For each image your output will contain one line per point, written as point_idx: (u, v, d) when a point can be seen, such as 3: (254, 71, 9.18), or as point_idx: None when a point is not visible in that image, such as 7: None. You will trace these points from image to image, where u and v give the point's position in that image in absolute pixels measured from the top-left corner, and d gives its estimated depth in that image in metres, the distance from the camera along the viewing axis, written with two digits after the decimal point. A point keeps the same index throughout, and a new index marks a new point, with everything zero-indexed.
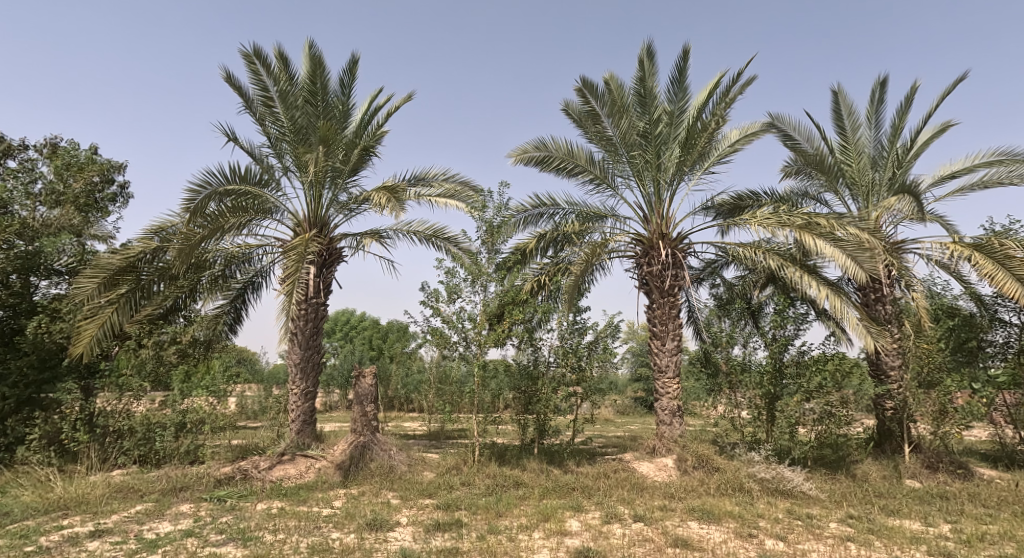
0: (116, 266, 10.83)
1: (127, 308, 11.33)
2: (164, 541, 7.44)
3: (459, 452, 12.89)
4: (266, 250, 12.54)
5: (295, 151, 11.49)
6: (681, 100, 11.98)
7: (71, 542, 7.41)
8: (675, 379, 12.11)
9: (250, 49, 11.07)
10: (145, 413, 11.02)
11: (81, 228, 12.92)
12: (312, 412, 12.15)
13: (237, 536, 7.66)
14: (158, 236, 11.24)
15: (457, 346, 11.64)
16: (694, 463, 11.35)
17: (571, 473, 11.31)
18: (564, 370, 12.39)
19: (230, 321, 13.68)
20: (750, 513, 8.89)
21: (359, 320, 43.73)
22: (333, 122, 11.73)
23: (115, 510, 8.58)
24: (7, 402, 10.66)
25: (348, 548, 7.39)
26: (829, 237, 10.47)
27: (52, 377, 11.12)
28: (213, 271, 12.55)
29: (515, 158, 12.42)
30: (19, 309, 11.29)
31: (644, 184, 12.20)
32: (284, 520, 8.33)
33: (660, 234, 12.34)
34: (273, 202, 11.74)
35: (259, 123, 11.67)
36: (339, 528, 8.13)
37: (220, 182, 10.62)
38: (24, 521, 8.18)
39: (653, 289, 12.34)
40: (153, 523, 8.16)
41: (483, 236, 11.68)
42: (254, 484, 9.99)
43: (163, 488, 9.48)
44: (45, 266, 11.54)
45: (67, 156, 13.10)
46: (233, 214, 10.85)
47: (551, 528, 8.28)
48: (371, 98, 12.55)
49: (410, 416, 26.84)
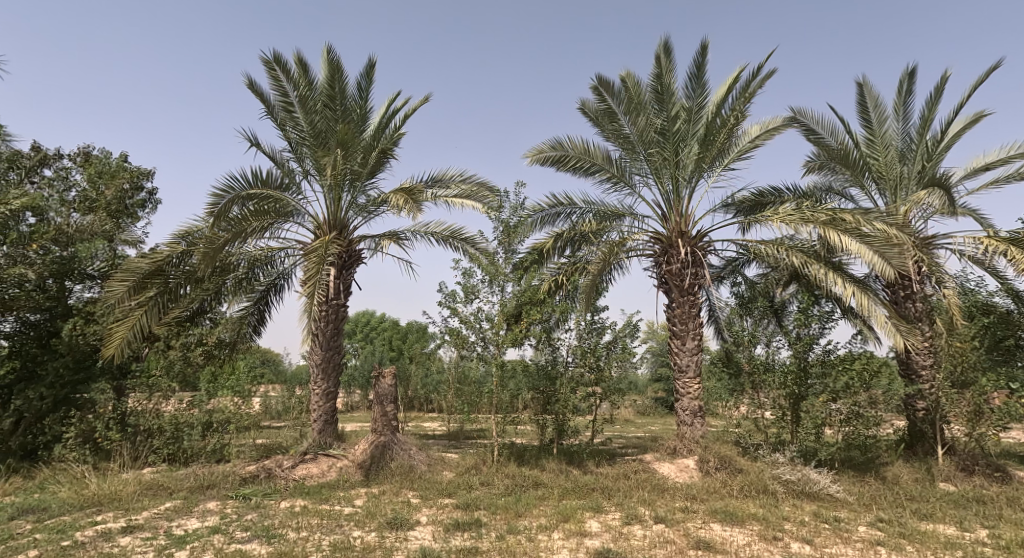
0: (146, 269, 10.96)
1: (155, 311, 11.38)
2: (191, 537, 7.48)
3: (479, 451, 12.80)
4: (288, 251, 12.63)
5: (315, 155, 11.55)
6: (699, 95, 11.83)
7: (105, 538, 7.47)
8: (696, 379, 11.96)
9: (270, 56, 11.15)
10: (174, 413, 11.17)
11: (115, 235, 13.01)
12: (334, 412, 12.16)
13: (262, 533, 7.66)
14: (185, 240, 11.38)
15: (475, 345, 11.76)
16: (716, 464, 11.16)
17: (590, 474, 11.16)
18: (583, 370, 12.32)
19: (254, 322, 13.69)
20: (775, 516, 8.71)
21: (377, 321, 43.79)
22: (351, 125, 11.72)
23: (147, 506, 8.65)
24: (45, 401, 10.87)
25: (369, 547, 7.33)
26: (855, 232, 10.24)
27: (87, 377, 11.33)
28: (238, 274, 12.54)
29: (532, 158, 12.39)
30: (55, 312, 11.54)
31: (662, 182, 12.06)
32: (307, 518, 8.32)
33: (679, 232, 12.21)
34: (295, 205, 11.76)
35: (280, 129, 11.72)
36: (360, 527, 8.09)
37: (243, 186, 10.69)
38: (62, 516, 8.28)
39: (672, 288, 12.22)
40: (182, 520, 8.20)
41: (499, 236, 11.80)
42: (278, 482, 10.03)
43: (191, 485, 9.54)
44: (78, 270, 11.70)
45: (100, 163, 13.27)
46: (256, 218, 10.88)
47: (573, 529, 8.18)
48: (388, 101, 12.50)
49: (430, 416, 26.87)
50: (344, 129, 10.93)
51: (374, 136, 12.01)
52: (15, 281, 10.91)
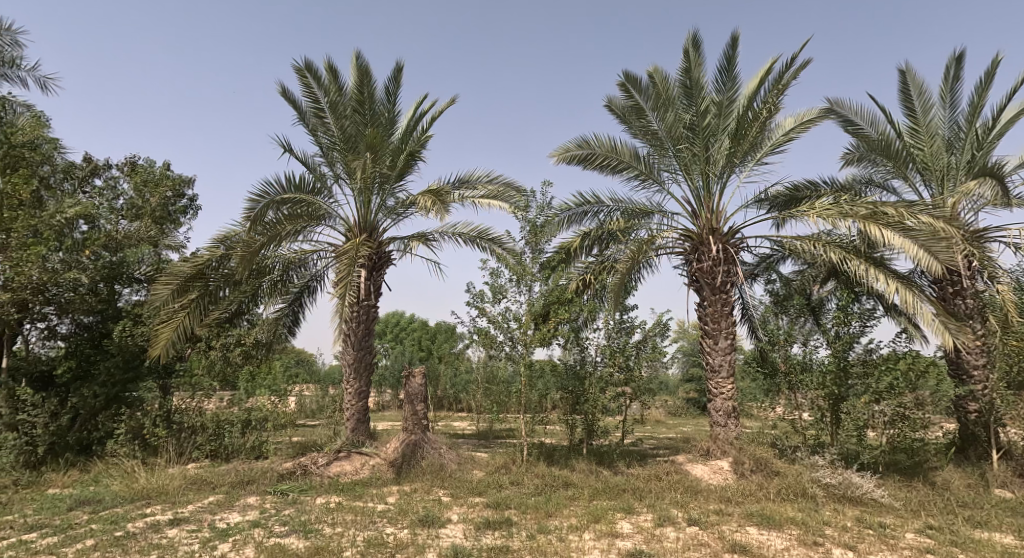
0: (188, 273, 11.00)
1: (196, 313, 11.61)
2: (233, 530, 7.56)
3: (508, 451, 12.63)
4: (320, 254, 12.67)
5: (345, 159, 11.57)
6: (730, 89, 11.49)
7: (154, 529, 7.64)
8: (729, 379, 11.63)
9: (301, 63, 11.23)
10: (215, 411, 11.65)
11: (160, 240, 13.37)
12: (366, 411, 12.12)
13: (299, 528, 7.69)
14: (224, 244, 11.16)
15: (503, 345, 11.57)
16: (751, 466, 10.81)
17: (621, 475, 10.90)
18: (612, 370, 11.98)
19: (290, 321, 13.79)
20: (815, 520, 8.36)
21: (406, 322, 44.04)
22: (380, 129, 11.69)
23: (192, 500, 8.84)
24: (98, 399, 11.11)
25: (402, 543, 7.27)
26: (898, 226, 9.81)
27: (136, 376, 11.55)
28: (273, 276, 12.61)
29: (557, 157, 12.16)
30: (106, 314, 11.70)
31: (692, 178, 11.76)
32: (342, 514, 8.29)
33: (710, 229, 11.87)
34: (326, 209, 11.80)
35: (312, 134, 11.80)
36: (393, 523, 8.03)
37: (277, 191, 10.75)
38: (113, 508, 8.53)
39: (704, 286, 11.90)
40: (225, 513, 8.30)
41: (526, 236, 11.67)
42: (314, 479, 10.08)
43: (233, 480, 9.70)
44: (127, 274, 11.92)
45: (146, 172, 13.66)
46: (290, 221, 11.03)
47: (603, 529, 7.97)
48: (416, 104, 12.44)
49: (459, 416, 26.85)
50: (373, 133, 10.88)
51: (402, 139, 11.95)
52: (69, 285, 10.99)
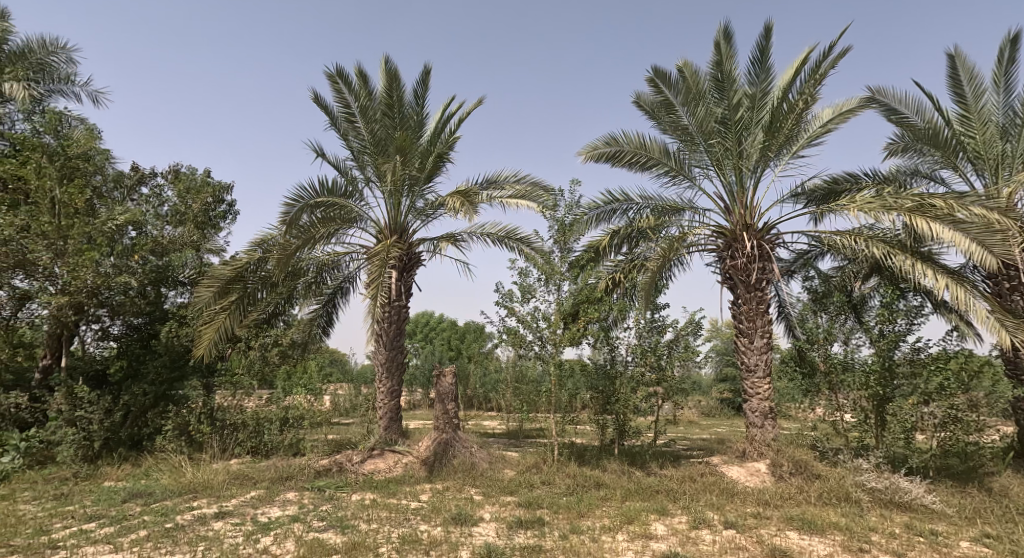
0: (228, 276, 11.10)
1: (238, 315, 11.67)
2: (275, 524, 7.63)
3: (538, 451, 12.45)
4: (354, 256, 12.68)
5: (376, 163, 11.55)
6: (763, 81, 11.09)
7: (201, 521, 7.77)
8: (765, 379, 11.28)
9: (332, 69, 11.28)
10: (255, 409, 11.92)
11: (202, 245, 13.56)
12: (399, 410, 12.10)
13: (337, 524, 7.69)
14: (261, 248, 11.30)
15: (533, 344, 11.39)
16: (790, 469, 10.40)
17: (654, 476, 10.61)
18: (643, 370, 11.72)
19: (324, 322, 13.90)
20: (859, 526, 7.98)
21: (436, 322, 44.15)
22: (409, 132, 11.64)
23: (236, 494, 8.96)
24: (147, 396, 11.44)
25: (436, 540, 7.20)
26: (947, 219, 9.31)
27: (182, 375, 11.87)
28: (307, 278, 12.69)
29: (586, 155, 11.96)
30: (153, 315, 12.13)
31: (725, 173, 11.39)
32: (377, 511, 8.23)
33: (744, 225, 11.48)
34: (359, 211, 11.83)
35: (343, 139, 11.81)
36: (426, 520, 7.93)
37: (312, 195, 10.81)
38: (164, 500, 8.70)
39: (738, 284, 11.54)
40: (266, 508, 8.39)
41: (555, 236, 11.44)
42: (349, 476, 10.08)
43: (273, 476, 9.75)
44: (173, 277, 12.41)
45: (188, 179, 13.72)
46: (324, 225, 11.00)
47: (637, 531, 7.73)
48: (444, 107, 12.36)
49: (489, 415, 26.78)
50: (401, 136, 10.77)
51: (430, 141, 11.87)
52: (120, 289, 11.21)
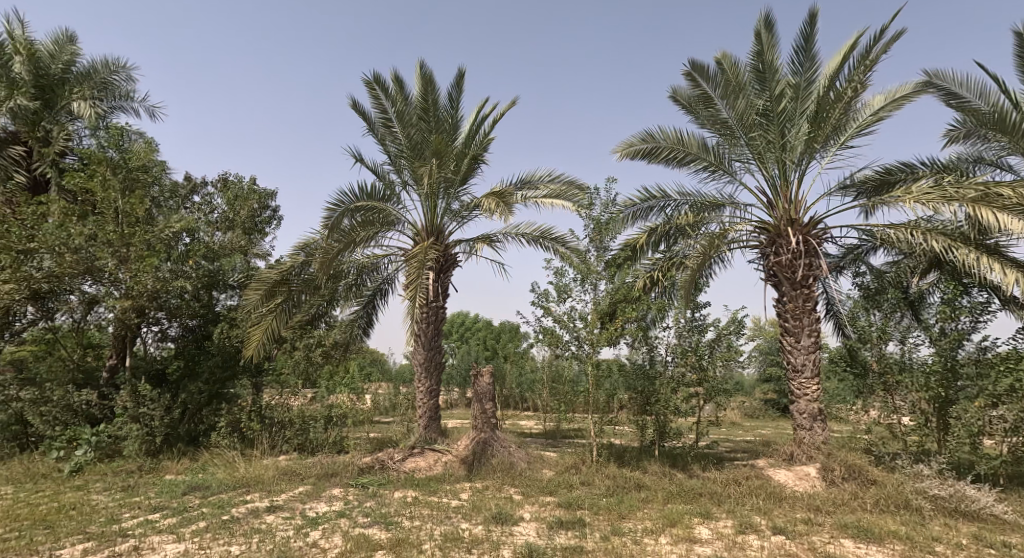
0: (274, 279, 11.17)
1: (283, 316, 11.74)
2: (323, 520, 7.56)
3: (576, 451, 12.16)
4: (392, 257, 12.63)
5: (412, 166, 11.47)
6: (808, 69, 10.54)
7: (253, 515, 7.76)
8: (814, 380, 10.74)
9: (370, 76, 11.33)
10: (300, 407, 12.14)
11: (249, 250, 13.68)
12: (438, 408, 11.95)
13: (381, 520, 7.56)
14: (304, 252, 11.22)
15: (570, 345, 11.07)
16: (843, 473, 9.85)
17: (697, 478, 10.20)
18: (684, 370, 11.34)
19: (364, 324, 13.79)
20: (921, 535, 7.46)
21: (471, 322, 44.14)
22: (444, 135, 11.44)
23: (285, 489, 8.95)
24: (201, 395, 11.54)
25: (477, 539, 7.00)
26: (1017, 209, 8.68)
27: (233, 374, 11.93)
28: (348, 280, 12.66)
29: (620, 152, 11.57)
30: (206, 318, 12.18)
31: (767, 167, 10.90)
32: (419, 508, 8.08)
33: (789, 220, 10.96)
34: (396, 214, 11.63)
35: (381, 144, 11.78)
36: (467, 519, 7.74)
37: (352, 199, 10.76)
38: (219, 495, 8.77)
39: (783, 281, 11.04)
40: (313, 503, 8.35)
41: (590, 234, 11.12)
42: (391, 473, 10.01)
43: (319, 472, 9.73)
44: (223, 281, 12.50)
45: (236, 187, 13.88)
46: (364, 228, 10.99)
47: (680, 534, 7.40)
48: (478, 108, 12.15)
49: (525, 414, 26.59)
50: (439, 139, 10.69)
51: (465, 143, 11.67)
52: (177, 292, 11.45)
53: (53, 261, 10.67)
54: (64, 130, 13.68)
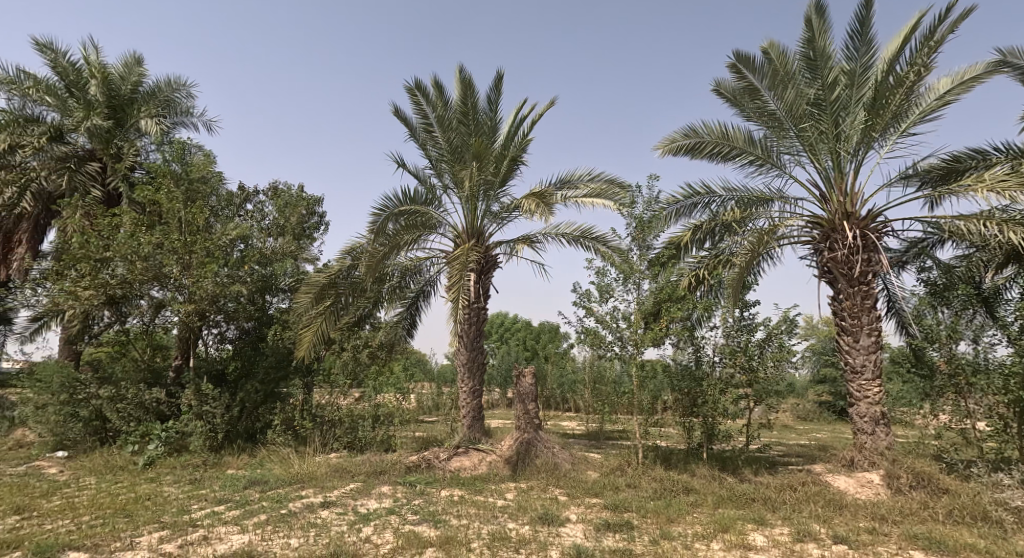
0: (323, 282, 11.13)
1: (332, 318, 11.70)
2: (374, 516, 7.40)
3: (621, 453, 11.75)
4: (434, 260, 12.50)
5: (453, 170, 11.29)
6: (864, 55, 9.90)
7: (310, 509, 7.67)
8: (875, 381, 10.04)
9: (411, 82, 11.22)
10: (349, 406, 12.09)
11: (299, 255, 13.78)
12: (482, 408, 11.72)
13: (429, 518, 7.34)
14: (351, 256, 11.15)
15: (612, 345, 10.73)
16: (910, 481, 9.13)
17: (748, 483, 9.66)
18: (733, 371, 10.71)
19: (408, 325, 13.79)
20: (1002, 548, 6.79)
21: (511, 323, 43.91)
22: (484, 138, 11.23)
23: (337, 485, 8.86)
24: (257, 394, 11.74)
25: (524, 539, 6.70)
26: None
27: (286, 374, 12.06)
28: (392, 282, 12.55)
29: (662, 149, 11.12)
30: (261, 320, 12.42)
31: (820, 159, 10.21)
32: (466, 507, 7.84)
33: (844, 214, 10.29)
34: (438, 218, 11.39)
35: (422, 149, 11.64)
36: (514, 519, 7.44)
37: (396, 204, 10.67)
38: (278, 489, 8.73)
39: (838, 278, 10.36)
40: (365, 500, 8.20)
41: (632, 233, 10.78)
42: (438, 472, 9.80)
43: (368, 470, 9.62)
44: (275, 285, 12.65)
45: (286, 194, 14.02)
46: (408, 233, 10.87)
47: (733, 540, 6.93)
48: (516, 110, 11.91)
49: (567, 414, 26.20)
50: (477, 141, 10.53)
51: (504, 145, 11.41)
52: (234, 297, 11.60)
53: (126, 268, 10.88)
54: (134, 145, 14.11)
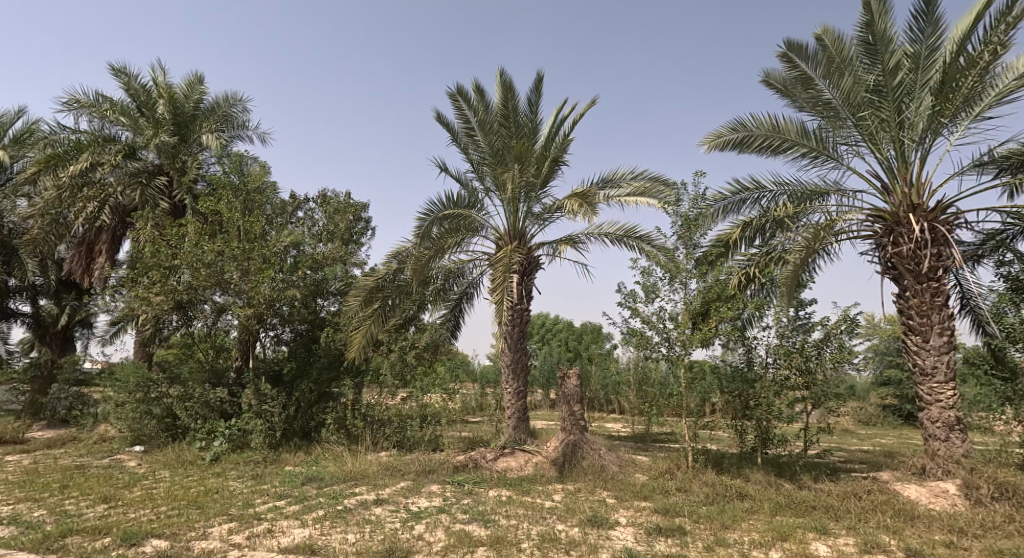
0: (370, 285, 11.01)
1: (381, 320, 11.48)
2: (425, 514, 7.13)
3: (669, 456, 11.20)
4: (477, 262, 12.22)
5: (493, 173, 10.98)
6: (931, 36, 9.05)
7: (364, 506, 7.45)
8: (948, 384, 9.19)
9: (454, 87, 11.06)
10: (397, 406, 11.85)
11: (348, 260, 13.72)
12: (527, 410, 11.35)
13: (479, 517, 7.03)
14: (396, 259, 10.92)
15: (659, 347, 10.19)
16: (992, 492, 8.25)
17: (808, 490, 8.97)
18: (788, 373, 9.96)
19: (452, 326, 13.57)
20: None
21: (555, 324, 43.45)
22: (525, 140, 10.96)
23: (389, 483, 8.65)
24: (310, 393, 11.63)
25: (575, 540, 6.31)
26: None
27: (338, 373, 11.89)
28: (436, 284, 12.33)
29: (707, 144, 10.51)
30: (313, 322, 12.25)
31: (881, 149, 9.46)
32: (514, 508, 7.49)
33: (910, 206, 9.52)
34: (480, 220, 11.08)
35: (464, 153, 11.41)
36: (562, 520, 7.06)
37: (439, 207, 10.50)
38: (332, 485, 8.58)
39: (904, 274, 9.57)
40: (415, 498, 7.96)
41: (678, 231, 10.18)
42: (485, 473, 9.49)
43: (417, 469, 9.40)
44: (326, 288, 12.56)
45: (335, 201, 14.01)
46: (452, 236, 10.67)
47: (795, 550, 6.38)
48: (557, 112, 11.59)
49: (613, 416, 25.56)
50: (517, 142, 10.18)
51: (545, 147, 11.07)
52: (289, 301, 11.53)
53: (192, 274, 11.03)
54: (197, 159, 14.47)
